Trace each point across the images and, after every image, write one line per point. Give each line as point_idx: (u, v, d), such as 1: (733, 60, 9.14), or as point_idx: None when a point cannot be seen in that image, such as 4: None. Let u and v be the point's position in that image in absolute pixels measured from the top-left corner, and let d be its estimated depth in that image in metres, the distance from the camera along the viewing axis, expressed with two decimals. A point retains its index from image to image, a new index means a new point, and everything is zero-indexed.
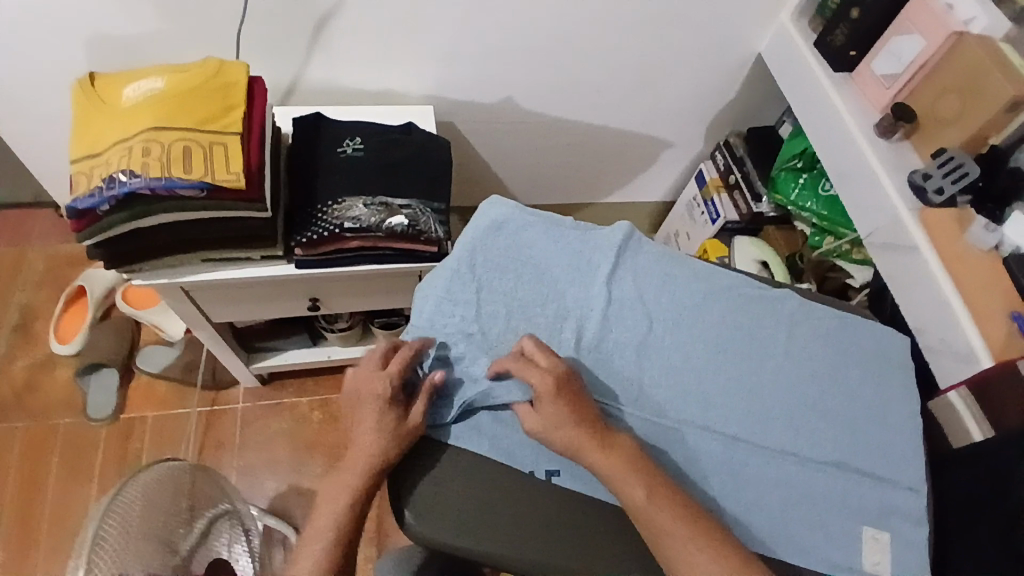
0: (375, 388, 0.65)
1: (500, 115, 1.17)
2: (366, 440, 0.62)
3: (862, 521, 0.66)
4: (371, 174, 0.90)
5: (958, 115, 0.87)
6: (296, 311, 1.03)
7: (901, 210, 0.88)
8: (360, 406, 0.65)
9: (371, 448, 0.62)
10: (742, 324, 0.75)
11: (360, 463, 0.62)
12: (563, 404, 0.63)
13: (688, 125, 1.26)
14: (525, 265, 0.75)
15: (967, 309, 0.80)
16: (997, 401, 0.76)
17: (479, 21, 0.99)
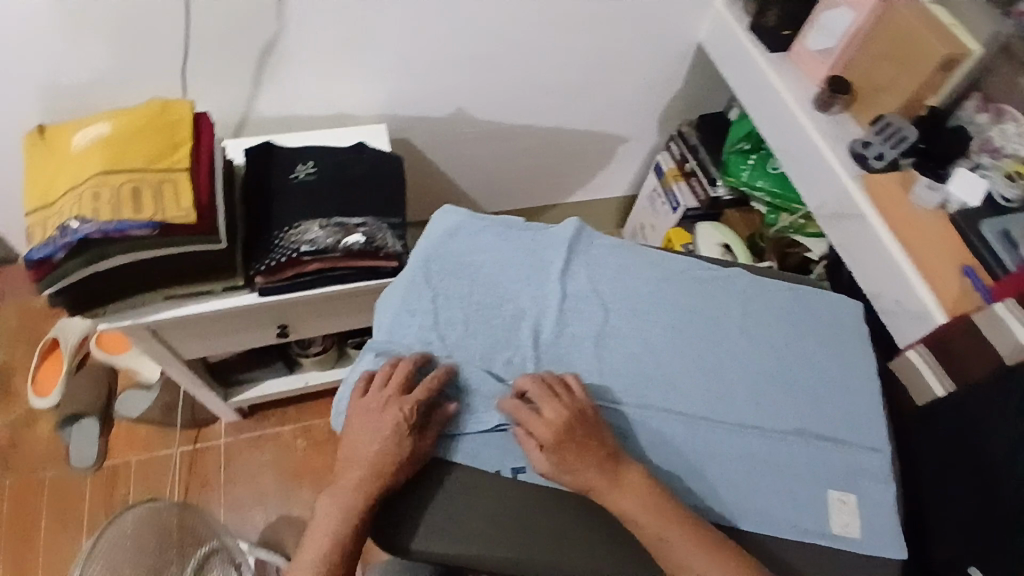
0: (394, 414, 0.64)
1: (453, 126, 1.18)
2: (381, 464, 0.62)
3: (828, 485, 0.67)
4: (325, 196, 0.91)
5: (893, 81, 0.90)
6: (265, 339, 1.03)
7: (845, 180, 0.89)
8: (376, 426, 0.64)
9: (390, 474, 0.62)
10: (697, 305, 0.77)
11: (371, 485, 0.61)
12: (574, 442, 0.62)
13: (642, 118, 1.28)
14: (480, 269, 0.76)
15: (918, 269, 0.82)
16: (954, 355, 0.78)
17: (421, 36, 1.01)
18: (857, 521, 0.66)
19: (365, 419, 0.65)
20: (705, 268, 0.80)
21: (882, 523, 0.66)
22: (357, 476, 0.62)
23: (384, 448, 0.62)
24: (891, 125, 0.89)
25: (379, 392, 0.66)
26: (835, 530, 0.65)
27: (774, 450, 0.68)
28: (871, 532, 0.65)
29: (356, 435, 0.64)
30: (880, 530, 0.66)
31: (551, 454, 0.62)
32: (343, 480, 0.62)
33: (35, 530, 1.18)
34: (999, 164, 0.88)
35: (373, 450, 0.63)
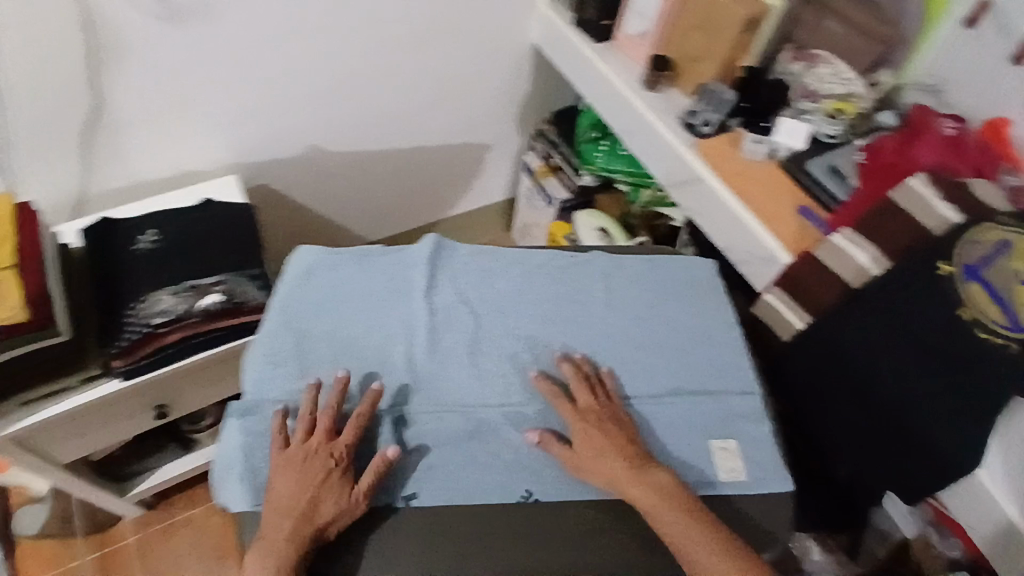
0: (325, 457, 0.63)
1: (311, 165, 1.16)
2: (307, 511, 0.60)
3: (708, 436, 0.70)
4: (174, 263, 0.88)
5: (706, 49, 0.95)
6: (145, 424, 0.97)
7: (680, 148, 0.94)
8: (300, 471, 0.62)
9: (319, 520, 0.60)
10: (564, 293, 0.78)
11: (300, 534, 0.59)
12: (604, 433, 0.66)
13: (501, 122, 1.30)
14: (342, 303, 0.74)
15: (758, 218, 0.88)
16: (805, 289, 0.84)
17: (250, 82, 0.99)
18: (740, 463, 0.69)
19: (287, 466, 0.63)
20: (568, 257, 0.82)
21: (763, 455, 0.70)
22: (280, 530, 0.59)
23: (308, 494, 0.61)
24: (711, 91, 0.96)
25: (304, 435, 0.65)
26: (723, 477, 0.68)
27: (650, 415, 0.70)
28: (755, 470, 0.69)
29: (277, 486, 0.62)
30: (765, 468, 0.69)
31: (578, 445, 0.66)
32: (266, 534, 0.60)
33: None
34: (820, 106, 0.94)
35: (298, 496, 0.61)
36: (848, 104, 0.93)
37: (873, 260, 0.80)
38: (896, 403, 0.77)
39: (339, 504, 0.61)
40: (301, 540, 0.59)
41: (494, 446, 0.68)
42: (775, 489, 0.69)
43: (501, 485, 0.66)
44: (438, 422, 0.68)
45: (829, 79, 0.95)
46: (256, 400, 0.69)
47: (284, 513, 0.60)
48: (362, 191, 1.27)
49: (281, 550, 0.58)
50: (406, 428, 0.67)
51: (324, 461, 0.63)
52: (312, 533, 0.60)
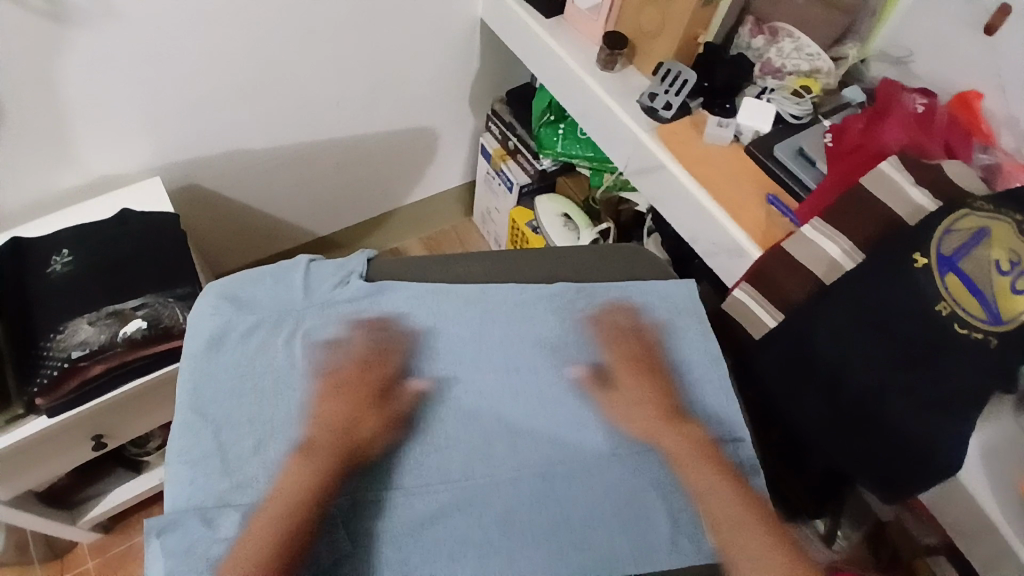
0: (364, 385, 0.68)
1: (248, 161, 1.08)
2: (347, 431, 0.64)
3: (697, 493, 0.65)
4: (92, 288, 0.80)
5: (662, 25, 0.88)
6: (83, 454, 0.91)
7: (640, 134, 0.88)
8: (345, 395, 0.67)
9: (355, 441, 0.64)
10: (523, 337, 0.73)
11: (335, 451, 0.63)
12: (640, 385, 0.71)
13: (452, 102, 1.22)
14: (261, 370, 0.67)
15: (723, 209, 0.83)
16: (774, 282, 0.80)
17: (168, 77, 0.89)
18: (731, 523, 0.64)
19: (338, 389, 0.67)
20: (496, 292, 0.77)
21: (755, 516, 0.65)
22: (323, 449, 0.63)
23: (348, 417, 0.65)
24: (671, 73, 0.88)
25: (351, 370, 0.68)
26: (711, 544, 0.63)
27: (615, 481, 0.65)
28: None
29: (326, 405, 0.66)
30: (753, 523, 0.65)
31: (618, 396, 0.70)
32: (312, 443, 0.63)
33: None
34: (785, 84, 0.90)
35: (345, 417, 0.65)
36: (815, 81, 0.89)
37: (846, 253, 0.75)
38: (871, 401, 0.72)
39: (377, 427, 0.65)
40: (338, 455, 0.63)
41: (460, 532, 0.61)
42: None
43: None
44: (398, 507, 0.61)
45: (794, 55, 0.90)
46: (178, 513, 0.59)
47: (328, 431, 0.64)
48: (307, 185, 1.19)
49: (315, 461, 0.62)
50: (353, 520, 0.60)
51: (370, 387, 0.68)
52: (353, 450, 0.63)
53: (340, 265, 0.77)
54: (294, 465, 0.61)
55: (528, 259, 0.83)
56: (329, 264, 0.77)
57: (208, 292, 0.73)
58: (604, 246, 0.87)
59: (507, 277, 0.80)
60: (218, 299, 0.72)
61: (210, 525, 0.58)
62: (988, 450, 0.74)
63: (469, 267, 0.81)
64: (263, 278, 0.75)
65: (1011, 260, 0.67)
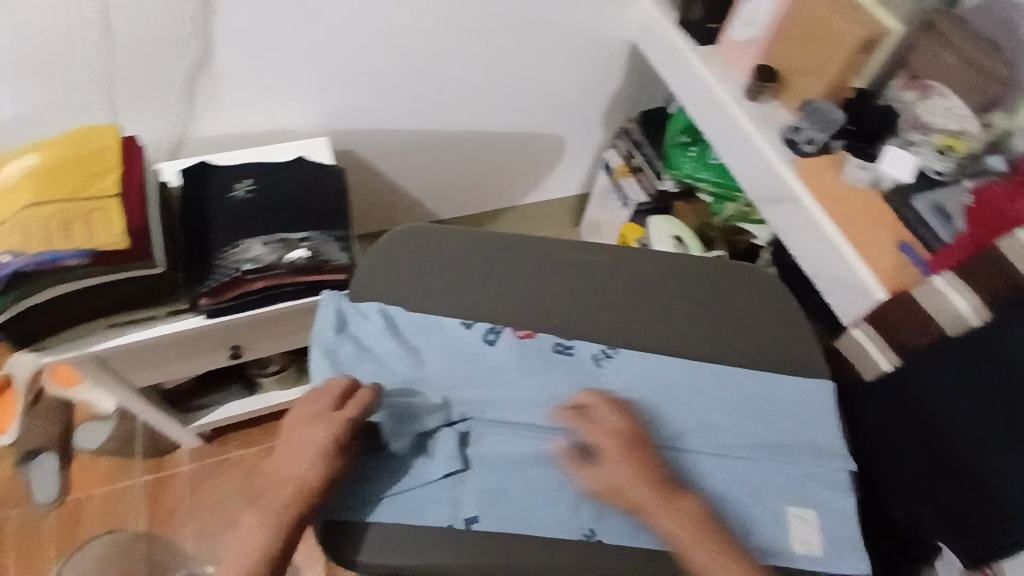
0: (316, 432, 0.63)
1: (399, 136, 1.18)
2: (302, 480, 0.61)
3: (785, 500, 0.68)
4: (263, 213, 0.90)
5: (814, 65, 0.92)
6: (218, 362, 1.01)
7: (777, 163, 0.92)
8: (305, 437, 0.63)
9: (307, 492, 0.61)
10: (641, 329, 0.78)
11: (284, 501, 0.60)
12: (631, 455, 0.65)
13: (585, 115, 1.29)
14: (386, 371, 0.72)
15: (851, 245, 0.85)
16: (896, 328, 0.81)
17: (353, 47, 1.00)
18: (815, 535, 0.67)
19: (304, 427, 0.64)
20: (614, 352, 0.75)
21: (840, 533, 0.67)
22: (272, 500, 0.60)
23: (303, 467, 0.61)
24: (819, 110, 0.92)
25: (322, 405, 0.65)
26: (797, 549, 0.66)
27: (701, 464, 0.69)
28: (829, 546, 0.66)
29: (286, 454, 0.63)
30: (838, 542, 0.66)
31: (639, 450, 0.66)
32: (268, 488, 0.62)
33: None
34: (930, 139, 0.91)
35: (296, 469, 0.61)
36: (960, 141, 0.89)
37: (972, 308, 0.74)
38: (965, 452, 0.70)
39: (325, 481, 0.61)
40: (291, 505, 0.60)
41: (560, 479, 0.67)
42: (845, 568, 0.66)
43: (565, 520, 0.65)
44: (508, 445, 0.68)
45: (943, 115, 0.90)
46: None
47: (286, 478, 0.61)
48: (441, 167, 1.28)
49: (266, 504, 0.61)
50: (470, 445, 0.68)
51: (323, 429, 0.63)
52: (305, 497, 0.60)
53: (522, 252, 0.81)
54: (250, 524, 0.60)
55: (665, 278, 0.81)
56: (513, 245, 0.82)
57: (398, 233, 0.82)
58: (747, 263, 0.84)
59: (629, 268, 0.82)
60: (409, 236, 0.82)
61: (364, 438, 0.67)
62: None
63: (607, 295, 0.80)
64: (402, 257, 0.80)
65: None
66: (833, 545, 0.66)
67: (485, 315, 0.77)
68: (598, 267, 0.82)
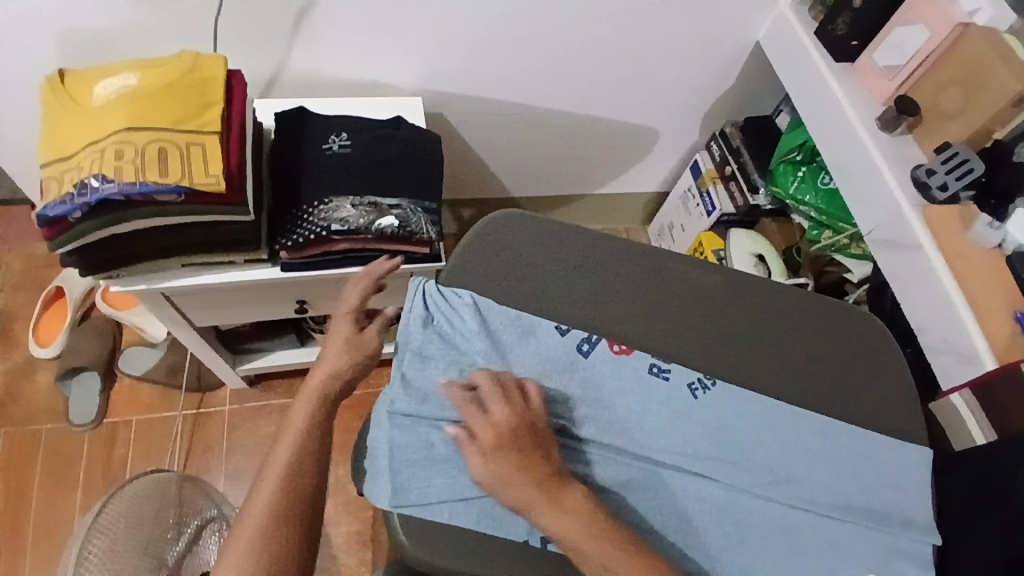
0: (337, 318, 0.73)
1: (492, 107, 1.12)
2: (336, 374, 0.68)
3: (868, 569, 0.64)
4: (359, 173, 0.86)
5: (961, 109, 0.86)
6: (284, 313, 0.99)
7: (904, 206, 0.86)
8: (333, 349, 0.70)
9: (339, 371, 0.68)
10: (739, 364, 0.74)
11: (317, 398, 0.66)
12: (503, 454, 0.59)
13: (685, 114, 1.23)
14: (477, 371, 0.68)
15: (971, 308, 0.79)
16: (1000, 406, 0.74)
17: (468, 9, 0.95)
18: None
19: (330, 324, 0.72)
20: (711, 384, 0.71)
21: None
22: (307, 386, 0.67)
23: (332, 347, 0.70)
24: (958, 156, 0.84)
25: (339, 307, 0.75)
26: None
27: (788, 515, 0.66)
28: None
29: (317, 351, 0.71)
30: None
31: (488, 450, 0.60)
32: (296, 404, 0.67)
33: (30, 485, 1.14)
34: None
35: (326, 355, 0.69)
36: None
37: None
38: None
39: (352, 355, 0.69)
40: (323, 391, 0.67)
41: (645, 509, 0.64)
42: None
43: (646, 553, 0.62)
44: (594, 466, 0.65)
45: None
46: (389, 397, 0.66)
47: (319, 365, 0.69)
48: (526, 144, 1.23)
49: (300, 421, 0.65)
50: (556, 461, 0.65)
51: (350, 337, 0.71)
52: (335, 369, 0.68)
53: (626, 258, 0.77)
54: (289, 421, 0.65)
55: (771, 312, 0.77)
56: (617, 248, 0.78)
57: (501, 216, 0.77)
58: (857, 307, 0.79)
59: (738, 295, 0.77)
60: (510, 221, 0.77)
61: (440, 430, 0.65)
62: None
63: (709, 320, 0.75)
64: (498, 249, 0.76)
65: None
66: None
67: (581, 322, 0.73)
68: (703, 290, 0.77)
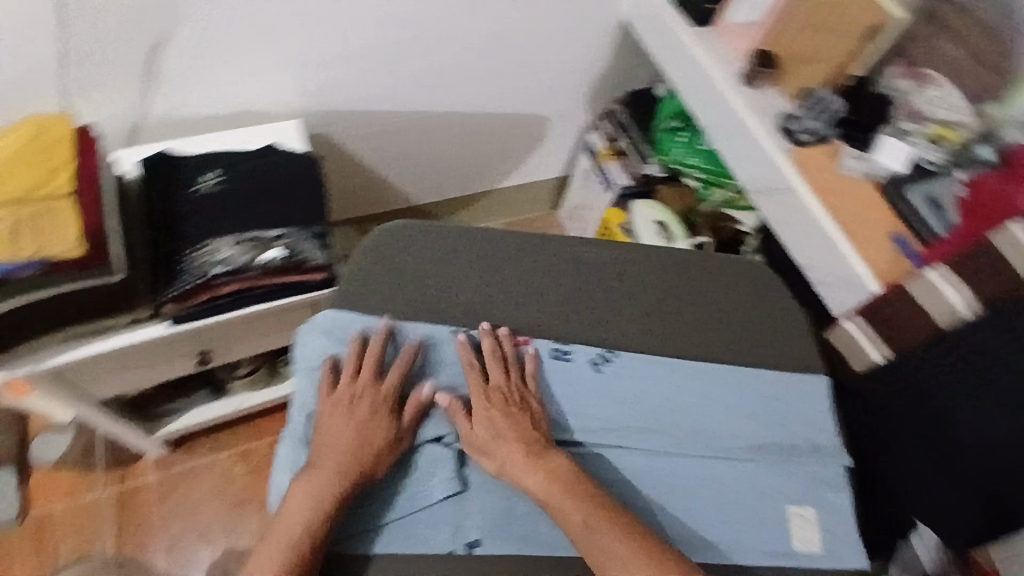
0: (365, 397, 0.66)
1: (375, 120, 1.10)
2: (360, 454, 0.62)
3: (787, 500, 0.68)
4: (236, 209, 0.83)
5: (818, 52, 0.90)
6: (185, 368, 0.95)
7: (775, 155, 0.89)
8: (345, 415, 0.65)
9: (370, 462, 0.62)
10: (640, 334, 0.75)
11: (346, 474, 0.61)
12: (496, 419, 0.66)
13: (570, 97, 1.24)
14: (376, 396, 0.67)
15: (849, 240, 0.83)
16: (891, 322, 0.79)
17: (328, 23, 0.92)
18: (817, 533, 0.67)
19: (332, 411, 0.65)
20: (613, 356, 0.72)
21: (840, 532, 0.68)
22: (328, 466, 0.61)
23: (351, 435, 0.63)
24: (817, 97, 0.90)
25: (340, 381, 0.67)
26: (797, 548, 0.66)
27: (705, 468, 0.68)
28: (828, 541, 0.67)
29: (324, 430, 0.65)
30: (838, 541, 0.67)
31: (477, 423, 0.66)
32: (308, 474, 0.61)
33: None
34: (923, 129, 0.89)
35: (342, 438, 0.63)
36: (953, 133, 0.87)
37: (966, 302, 0.73)
38: (980, 454, 0.71)
39: (384, 449, 0.63)
40: (343, 473, 0.61)
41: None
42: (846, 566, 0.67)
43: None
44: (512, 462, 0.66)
45: (937, 104, 0.89)
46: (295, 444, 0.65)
47: (333, 448, 0.63)
48: (419, 151, 1.21)
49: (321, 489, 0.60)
50: (466, 465, 0.65)
51: (370, 403, 0.66)
52: (361, 461, 0.62)
53: (518, 248, 0.77)
54: (298, 488, 0.61)
55: (666, 275, 0.78)
56: (505, 239, 0.77)
57: (384, 230, 0.76)
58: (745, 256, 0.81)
59: (632, 266, 0.78)
60: (393, 232, 0.75)
61: None
62: None
63: (606, 295, 0.76)
64: (387, 262, 0.74)
65: None
66: (833, 545, 0.67)
67: (477, 321, 0.73)
68: (595, 267, 0.77)
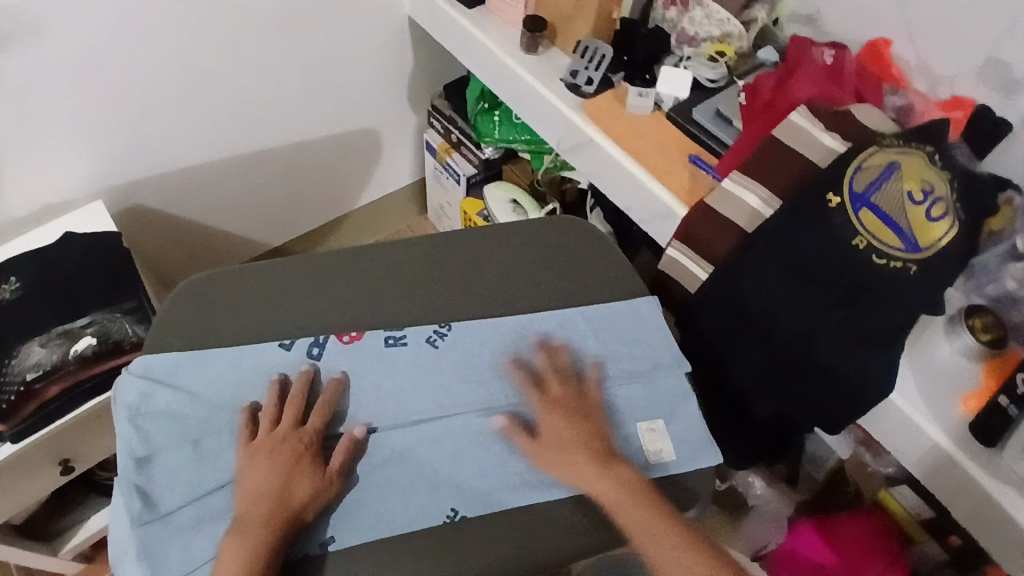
0: (285, 440, 0.62)
1: (192, 174, 1.08)
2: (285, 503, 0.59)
3: (635, 419, 0.68)
4: (39, 309, 0.81)
5: (578, 5, 0.92)
6: (47, 487, 0.87)
7: (565, 110, 0.91)
8: (268, 460, 0.61)
9: (295, 505, 0.59)
10: (468, 302, 0.75)
11: (279, 523, 0.58)
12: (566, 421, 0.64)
13: (391, 102, 1.24)
14: (205, 425, 0.64)
15: (650, 172, 0.86)
16: (702, 240, 0.81)
17: (99, 96, 0.90)
18: (668, 442, 0.68)
19: (249, 460, 0.61)
20: (447, 329, 0.72)
21: (691, 436, 0.69)
22: (257, 518, 0.58)
23: (273, 481, 0.60)
24: (591, 49, 0.92)
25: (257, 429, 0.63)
26: (650, 460, 0.66)
27: None
28: (681, 447, 0.68)
29: (246, 484, 0.60)
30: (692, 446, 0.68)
31: (544, 434, 0.64)
32: (240, 530, 0.57)
33: None
34: (700, 51, 0.93)
35: (267, 485, 0.60)
36: (728, 46, 0.93)
37: (764, 202, 0.77)
38: (801, 343, 0.74)
39: (314, 487, 0.60)
40: (270, 526, 0.57)
41: (415, 467, 0.64)
42: (704, 464, 0.67)
43: (424, 506, 0.62)
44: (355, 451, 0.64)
45: (705, 22, 0.93)
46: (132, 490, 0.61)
47: (259, 499, 0.59)
48: (253, 192, 1.19)
49: (259, 541, 0.56)
50: None
51: (297, 446, 0.62)
52: (279, 505, 0.59)
53: (332, 255, 0.76)
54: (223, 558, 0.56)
55: (484, 242, 0.79)
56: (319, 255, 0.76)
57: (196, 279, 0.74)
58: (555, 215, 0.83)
59: (451, 242, 0.78)
60: (204, 279, 0.74)
61: (200, 500, 0.61)
62: (926, 372, 0.79)
63: (430, 273, 0.76)
64: (202, 304, 0.72)
65: (923, 190, 0.70)
66: (686, 449, 0.68)
67: (304, 331, 0.71)
68: (416, 254, 0.77)
